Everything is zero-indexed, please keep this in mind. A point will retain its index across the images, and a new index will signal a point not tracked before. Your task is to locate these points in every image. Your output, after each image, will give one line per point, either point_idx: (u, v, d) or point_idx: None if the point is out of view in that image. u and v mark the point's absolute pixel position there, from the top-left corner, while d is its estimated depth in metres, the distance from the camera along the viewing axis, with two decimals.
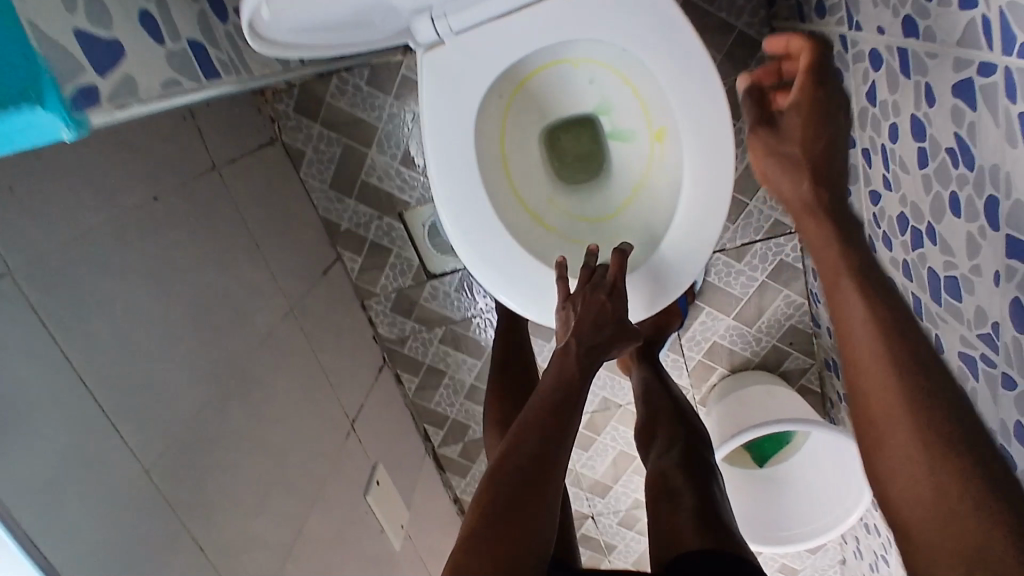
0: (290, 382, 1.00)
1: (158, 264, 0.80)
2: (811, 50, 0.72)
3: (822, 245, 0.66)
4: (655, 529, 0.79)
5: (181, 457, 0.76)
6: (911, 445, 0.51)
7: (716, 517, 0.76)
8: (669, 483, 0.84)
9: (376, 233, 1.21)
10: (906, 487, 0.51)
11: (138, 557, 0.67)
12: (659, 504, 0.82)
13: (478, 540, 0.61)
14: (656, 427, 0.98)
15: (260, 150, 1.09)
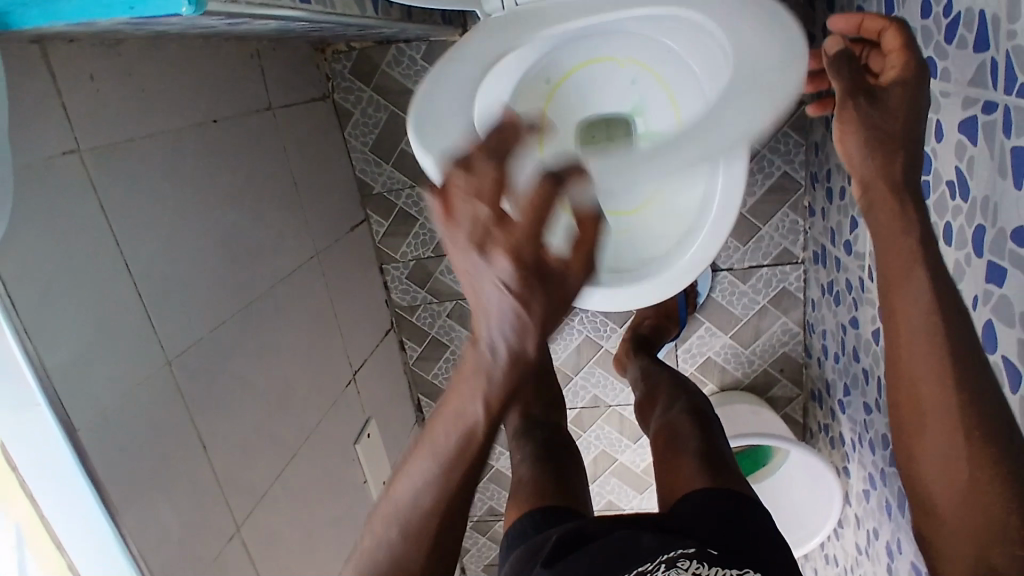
0: (304, 320, 1.06)
1: (206, 180, 0.86)
2: (897, 31, 0.62)
3: (900, 233, 0.55)
4: (663, 479, 0.82)
5: (201, 358, 0.82)
6: (945, 437, 0.50)
7: (719, 458, 0.80)
8: (677, 431, 0.89)
9: (406, 202, 1.27)
10: (928, 477, 0.51)
11: (150, 432, 0.72)
12: (664, 454, 0.86)
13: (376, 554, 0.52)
14: (657, 396, 1.03)
15: (313, 102, 1.16)
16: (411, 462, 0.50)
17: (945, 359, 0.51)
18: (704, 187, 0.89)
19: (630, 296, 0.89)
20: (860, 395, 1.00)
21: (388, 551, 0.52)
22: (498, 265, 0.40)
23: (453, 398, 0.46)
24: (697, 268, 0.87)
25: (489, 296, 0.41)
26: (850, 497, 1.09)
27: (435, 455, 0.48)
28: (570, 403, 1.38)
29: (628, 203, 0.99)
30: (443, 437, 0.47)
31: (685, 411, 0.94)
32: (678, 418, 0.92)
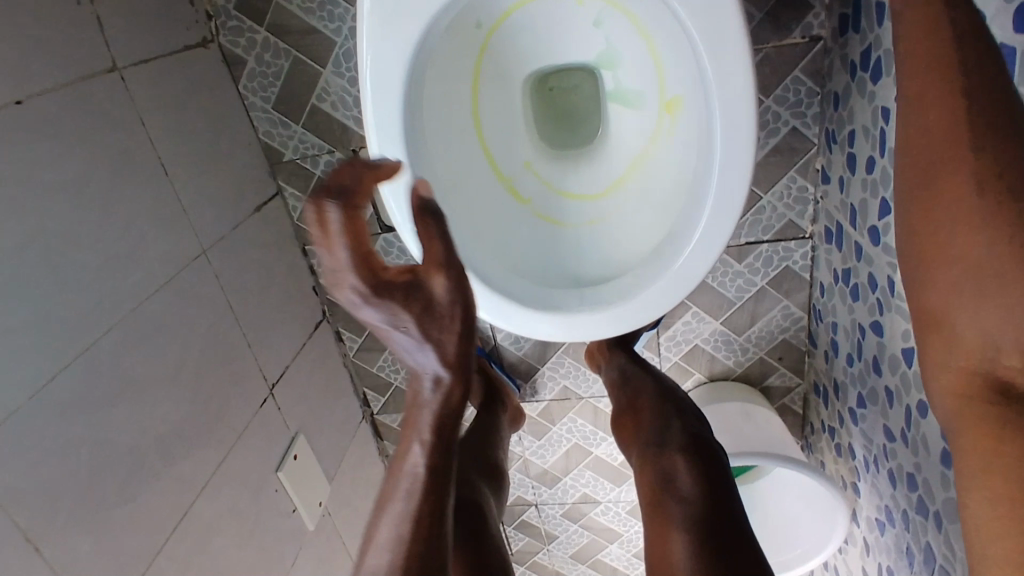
0: (196, 342, 0.84)
1: (21, 186, 0.60)
2: None
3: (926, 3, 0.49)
4: (649, 538, 0.76)
5: (24, 439, 0.58)
6: (961, 191, 0.45)
7: (726, 536, 0.71)
8: (671, 473, 0.81)
9: (324, 171, 1.02)
10: (951, 252, 0.46)
11: None
12: (654, 507, 0.79)
13: None
14: (640, 412, 0.94)
15: (189, 51, 0.88)
16: (382, 519, 0.53)
17: (964, 106, 0.45)
18: (694, 175, 0.65)
19: (594, 323, 0.68)
20: (880, 414, 0.82)
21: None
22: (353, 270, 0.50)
23: (404, 437, 0.54)
24: (687, 285, 0.65)
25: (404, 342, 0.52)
26: (859, 516, 0.95)
27: (401, 502, 0.52)
28: (536, 395, 1.20)
29: (595, 185, 0.76)
30: (398, 483, 0.53)
31: (681, 449, 0.84)
32: (676, 463, 0.82)
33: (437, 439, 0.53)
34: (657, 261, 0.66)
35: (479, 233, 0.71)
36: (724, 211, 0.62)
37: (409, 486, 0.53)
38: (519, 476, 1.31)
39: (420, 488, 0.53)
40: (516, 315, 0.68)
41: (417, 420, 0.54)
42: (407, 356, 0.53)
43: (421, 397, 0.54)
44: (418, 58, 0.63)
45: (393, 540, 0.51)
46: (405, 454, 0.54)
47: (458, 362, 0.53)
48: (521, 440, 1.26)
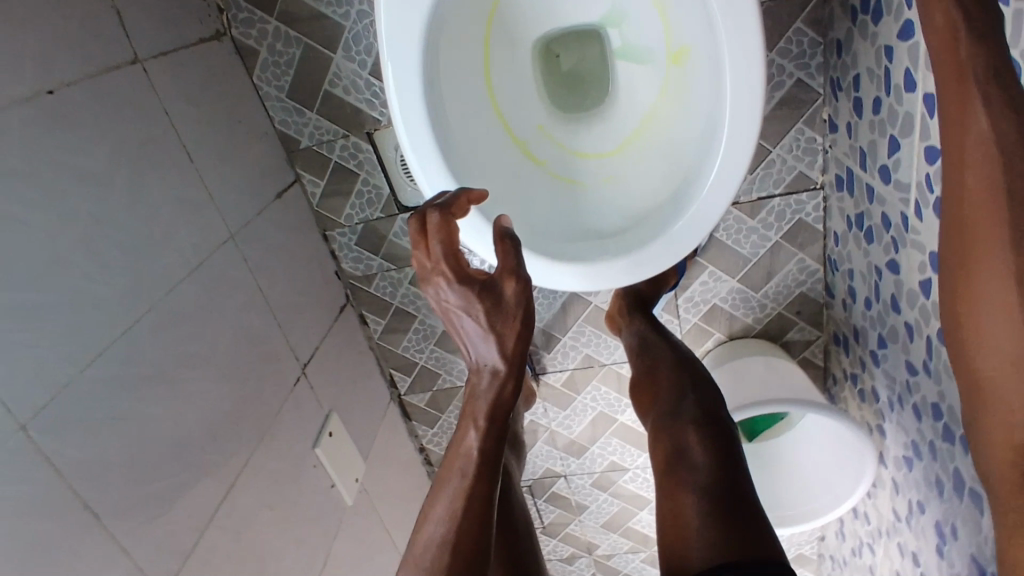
0: (229, 323, 0.86)
1: (53, 173, 0.63)
2: None
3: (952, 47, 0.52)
4: (661, 503, 0.82)
5: (74, 410, 0.62)
6: (996, 255, 0.48)
7: (733, 500, 0.76)
8: (684, 445, 0.85)
9: (340, 155, 1.05)
10: (986, 307, 0.50)
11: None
12: (667, 475, 0.83)
13: None
14: (656, 381, 0.97)
15: (205, 44, 0.90)
16: (437, 496, 0.60)
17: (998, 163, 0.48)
18: (706, 120, 0.66)
19: (616, 273, 0.70)
20: (901, 351, 0.84)
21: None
22: (444, 265, 0.62)
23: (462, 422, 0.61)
24: (704, 227, 0.66)
25: (467, 327, 0.61)
26: (887, 458, 0.97)
27: (456, 477, 0.59)
28: (559, 365, 1.23)
29: (608, 143, 0.78)
30: (452, 462, 0.60)
31: (695, 420, 0.87)
32: (688, 437, 0.86)
33: (489, 426, 0.60)
34: (674, 207, 0.68)
35: (501, 196, 0.74)
36: (738, 149, 0.63)
37: (463, 467, 0.59)
38: (547, 448, 1.34)
39: (473, 467, 0.59)
40: (539, 268, 0.71)
41: (476, 407, 0.60)
42: (472, 346, 0.62)
43: (478, 387, 0.61)
44: (432, 25, 0.65)
45: (448, 510, 0.58)
46: (462, 435, 0.60)
47: (514, 357, 0.60)
48: (547, 411, 1.28)
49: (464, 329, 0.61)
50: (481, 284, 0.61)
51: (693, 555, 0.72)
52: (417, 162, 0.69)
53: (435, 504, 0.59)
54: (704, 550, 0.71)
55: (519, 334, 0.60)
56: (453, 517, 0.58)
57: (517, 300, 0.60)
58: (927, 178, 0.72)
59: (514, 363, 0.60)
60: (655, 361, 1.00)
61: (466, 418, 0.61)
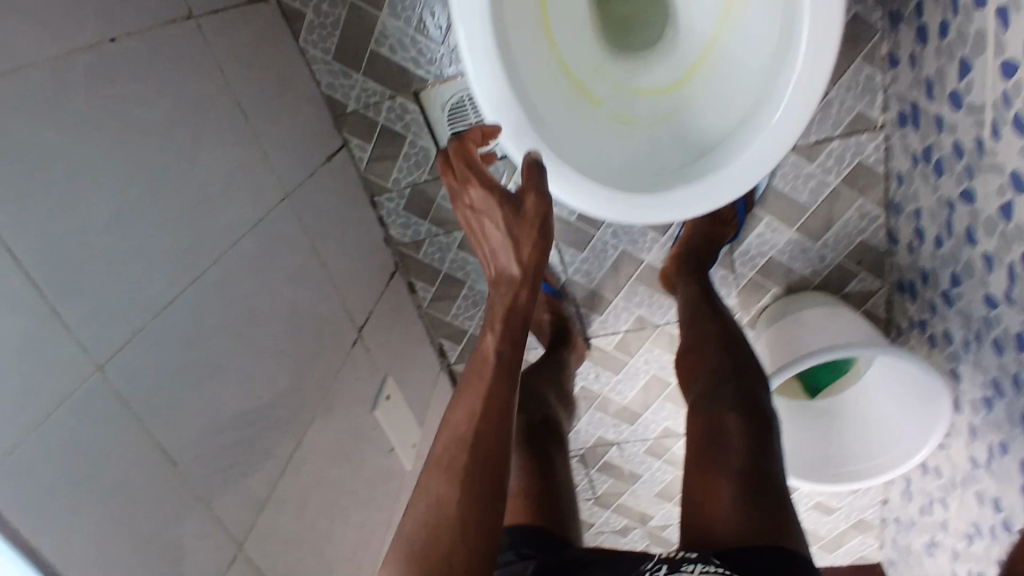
0: (286, 283, 0.86)
1: (120, 119, 0.63)
2: None
3: None
4: (691, 481, 0.80)
5: (148, 360, 0.61)
6: None
7: (765, 486, 0.75)
8: (723, 429, 0.82)
9: (387, 117, 1.05)
10: None
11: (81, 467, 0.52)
12: (700, 457, 0.81)
13: (417, 511, 0.60)
14: (698, 362, 0.96)
15: (252, 5, 0.90)
16: (461, 399, 0.66)
17: None
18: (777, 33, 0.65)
19: (688, 204, 0.68)
20: (979, 286, 0.81)
21: (433, 498, 0.59)
22: (473, 189, 0.69)
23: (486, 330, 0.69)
24: (781, 148, 0.64)
25: (491, 234, 0.69)
26: (962, 404, 0.94)
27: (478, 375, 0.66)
28: (610, 328, 1.21)
29: (664, 79, 0.77)
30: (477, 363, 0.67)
31: (736, 407, 0.85)
32: (729, 422, 0.83)
33: (504, 332, 0.68)
34: (749, 129, 0.66)
35: (564, 132, 0.72)
36: (820, 58, 0.60)
37: (484, 371, 0.66)
38: (599, 415, 1.32)
39: (490, 368, 0.66)
40: (608, 201, 0.69)
41: (494, 317, 0.69)
42: (495, 252, 0.70)
43: (498, 295, 0.70)
44: None
45: (471, 408, 0.64)
46: (480, 342, 0.68)
47: (530, 265, 0.69)
48: (599, 376, 1.27)
49: (491, 241, 0.70)
50: (504, 200, 0.68)
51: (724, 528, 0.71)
52: (482, 93, 0.66)
53: (457, 406, 0.65)
54: (731, 524, 0.71)
55: (534, 244, 0.68)
56: (473, 412, 0.63)
57: (535, 212, 0.67)
58: (1003, 95, 0.69)
59: (533, 269, 0.69)
60: (703, 336, 0.97)
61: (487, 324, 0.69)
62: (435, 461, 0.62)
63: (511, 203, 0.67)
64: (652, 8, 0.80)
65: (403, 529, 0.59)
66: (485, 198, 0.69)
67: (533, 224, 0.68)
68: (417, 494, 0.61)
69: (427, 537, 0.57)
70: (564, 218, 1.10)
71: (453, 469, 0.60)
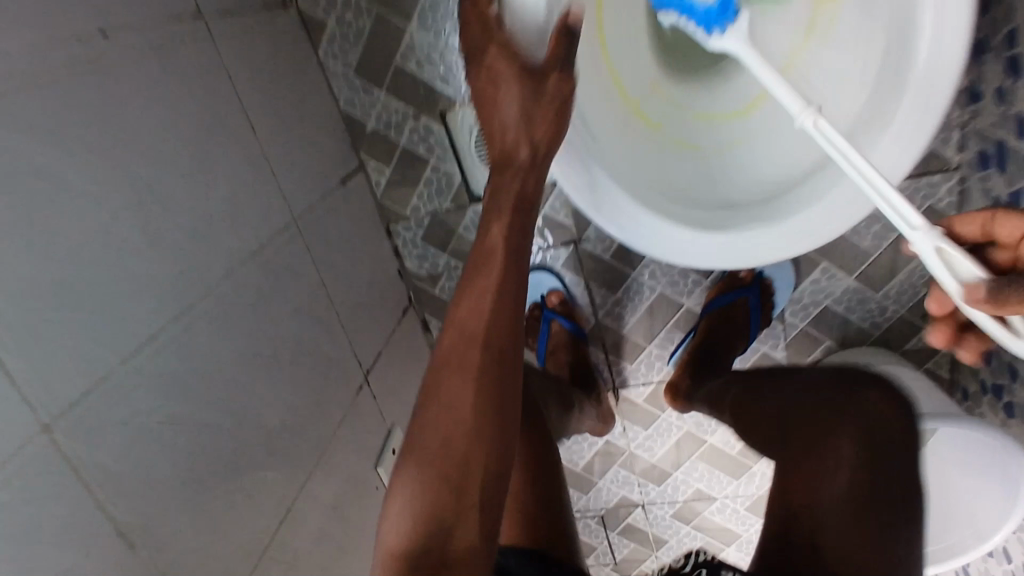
0: (288, 319, 0.76)
1: (110, 125, 0.52)
2: None
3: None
4: (796, 481, 0.69)
5: (115, 416, 0.50)
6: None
7: (888, 493, 0.64)
8: (845, 425, 0.69)
9: (409, 139, 0.96)
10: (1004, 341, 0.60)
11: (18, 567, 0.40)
12: (811, 456, 0.70)
13: (430, 415, 0.55)
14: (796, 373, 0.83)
15: (269, 8, 0.82)
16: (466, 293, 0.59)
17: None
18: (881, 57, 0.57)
19: (758, 246, 0.60)
20: None
21: (450, 400, 0.55)
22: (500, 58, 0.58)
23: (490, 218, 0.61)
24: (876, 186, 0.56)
25: (508, 106, 0.58)
26: None
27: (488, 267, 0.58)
28: (642, 378, 1.09)
29: (728, 100, 0.68)
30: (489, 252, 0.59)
31: (857, 396, 0.72)
32: (870, 397, 0.71)
33: (512, 221, 0.60)
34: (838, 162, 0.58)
35: (620, 156, 0.62)
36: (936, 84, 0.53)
37: (493, 257, 0.59)
38: (624, 473, 1.19)
39: (496, 260, 0.58)
40: (666, 240, 0.60)
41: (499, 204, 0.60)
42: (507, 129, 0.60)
43: (501, 186, 0.61)
44: None
45: (480, 300, 0.57)
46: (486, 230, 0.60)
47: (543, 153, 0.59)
48: (626, 431, 1.15)
49: (501, 117, 0.59)
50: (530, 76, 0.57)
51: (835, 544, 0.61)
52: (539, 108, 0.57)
53: (465, 297, 0.58)
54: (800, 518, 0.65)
55: (550, 129, 0.57)
56: (484, 304, 0.57)
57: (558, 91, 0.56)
58: None
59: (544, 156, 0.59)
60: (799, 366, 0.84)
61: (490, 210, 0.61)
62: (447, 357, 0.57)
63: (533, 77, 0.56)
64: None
65: (416, 426, 0.56)
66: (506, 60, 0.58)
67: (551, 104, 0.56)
68: (427, 393, 0.56)
69: (443, 436, 0.54)
70: (598, 256, 1.00)
71: (463, 367, 0.55)
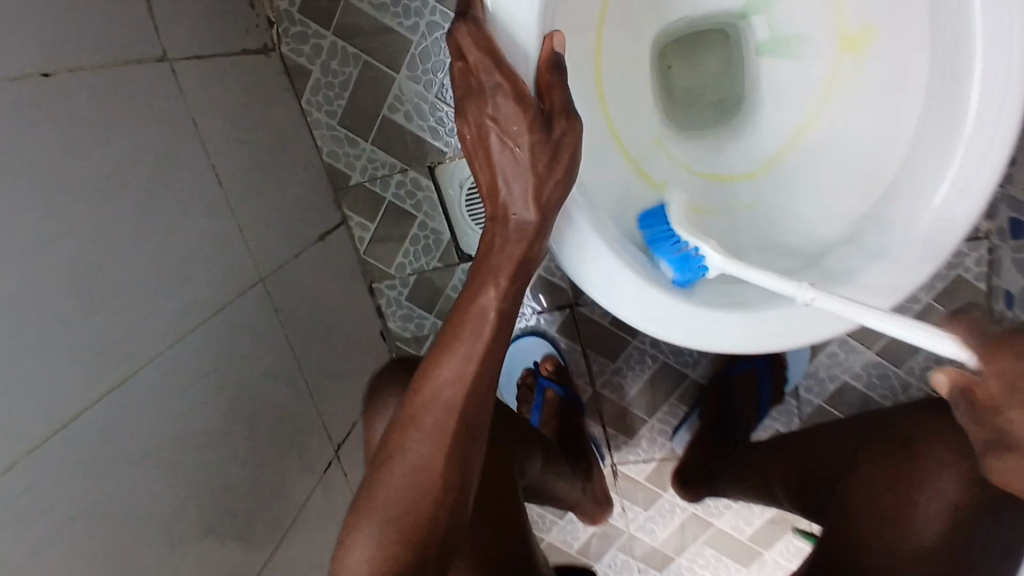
0: (251, 388, 0.68)
1: (49, 171, 0.46)
2: None
3: None
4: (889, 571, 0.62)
5: (23, 513, 0.41)
6: None
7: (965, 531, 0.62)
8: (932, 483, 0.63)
9: (395, 193, 0.90)
10: None
11: None
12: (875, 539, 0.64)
13: (391, 472, 0.46)
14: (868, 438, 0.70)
15: (248, 56, 0.77)
16: (447, 348, 0.46)
17: None
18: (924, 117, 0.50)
19: (776, 330, 0.49)
20: None
21: (410, 463, 0.46)
22: (500, 93, 0.40)
23: (484, 271, 0.46)
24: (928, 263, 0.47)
25: (505, 126, 0.41)
26: None
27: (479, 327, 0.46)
28: (642, 454, 0.99)
29: (736, 164, 0.62)
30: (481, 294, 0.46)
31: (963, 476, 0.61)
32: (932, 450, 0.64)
33: (512, 290, 0.46)
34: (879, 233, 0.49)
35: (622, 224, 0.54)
36: (987, 156, 0.45)
37: (482, 323, 0.46)
38: (621, 558, 1.03)
39: (487, 329, 0.45)
40: (688, 324, 0.49)
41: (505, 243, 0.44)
42: (506, 158, 0.42)
43: (497, 233, 0.45)
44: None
45: (461, 367, 0.46)
46: (482, 286, 0.45)
47: (548, 206, 0.42)
48: (626, 511, 1.01)
49: (498, 138, 0.42)
50: (536, 116, 0.41)
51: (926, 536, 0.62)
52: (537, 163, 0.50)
53: (440, 351, 0.47)
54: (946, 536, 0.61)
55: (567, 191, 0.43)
56: (467, 372, 0.46)
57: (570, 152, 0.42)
58: None
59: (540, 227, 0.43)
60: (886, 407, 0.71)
61: (484, 257, 0.46)
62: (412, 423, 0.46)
63: (543, 121, 0.41)
64: (718, 78, 0.65)
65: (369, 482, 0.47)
66: (497, 78, 0.40)
67: (563, 164, 0.42)
68: (390, 449, 0.47)
69: (405, 493, 0.46)
70: (595, 321, 0.93)
71: (434, 435, 0.46)
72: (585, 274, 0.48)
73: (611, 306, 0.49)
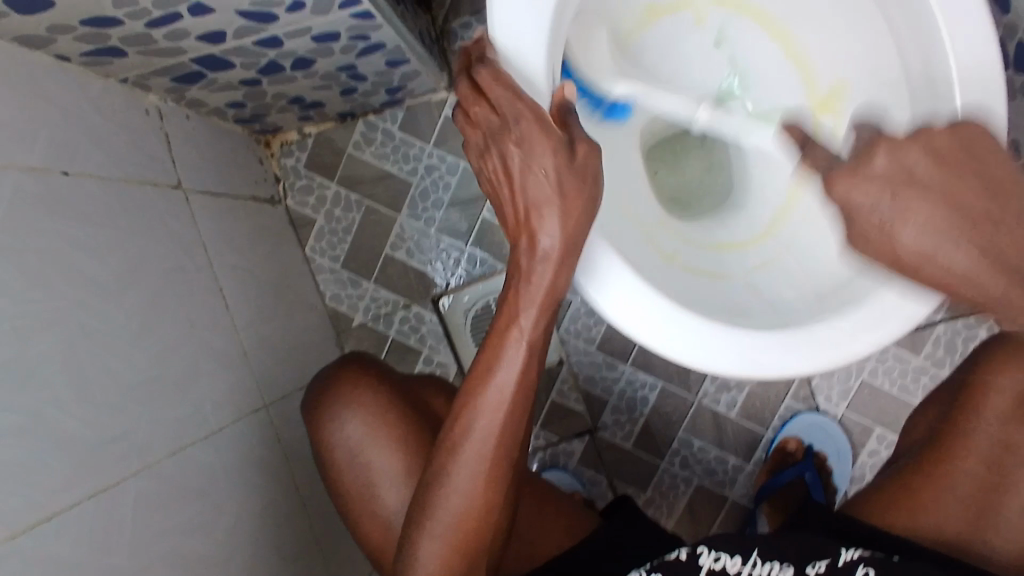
0: (248, 520, 0.60)
1: (50, 252, 0.46)
2: None
3: (960, 185, 0.44)
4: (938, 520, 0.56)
5: None
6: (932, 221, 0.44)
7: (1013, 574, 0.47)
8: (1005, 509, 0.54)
9: (398, 331, 0.89)
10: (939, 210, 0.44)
11: None
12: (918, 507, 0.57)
13: (441, 495, 0.49)
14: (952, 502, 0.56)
15: (256, 202, 0.82)
16: (486, 367, 0.48)
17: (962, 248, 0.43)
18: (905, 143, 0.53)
19: (830, 345, 0.47)
20: None
21: (456, 487, 0.49)
22: (517, 121, 0.43)
23: (515, 297, 0.46)
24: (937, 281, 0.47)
25: (525, 156, 0.44)
26: None
27: (516, 352, 0.47)
28: None
29: (741, 232, 0.64)
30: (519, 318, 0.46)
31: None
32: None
33: (541, 318, 0.46)
34: None
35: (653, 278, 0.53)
36: None
37: (515, 351, 0.47)
38: None
39: (523, 352, 0.47)
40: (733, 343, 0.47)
41: (533, 269, 0.45)
42: (530, 184, 0.44)
43: (525, 258, 0.45)
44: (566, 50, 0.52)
45: (497, 394, 0.47)
46: (515, 312, 0.46)
47: (573, 229, 0.43)
48: None
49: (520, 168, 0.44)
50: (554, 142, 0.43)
51: (993, 554, 0.54)
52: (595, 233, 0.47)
53: (479, 373, 0.48)
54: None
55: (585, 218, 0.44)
56: (503, 399, 0.47)
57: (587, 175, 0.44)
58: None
59: (571, 247, 0.44)
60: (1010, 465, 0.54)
61: (514, 280, 0.46)
62: (456, 449, 0.49)
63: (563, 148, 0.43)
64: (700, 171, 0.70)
65: (421, 506, 0.50)
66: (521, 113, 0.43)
67: (581, 187, 0.44)
68: (436, 478, 0.50)
69: (455, 515, 0.49)
70: (618, 445, 0.87)
71: (477, 461, 0.48)
72: (619, 297, 0.46)
73: (649, 335, 0.46)
